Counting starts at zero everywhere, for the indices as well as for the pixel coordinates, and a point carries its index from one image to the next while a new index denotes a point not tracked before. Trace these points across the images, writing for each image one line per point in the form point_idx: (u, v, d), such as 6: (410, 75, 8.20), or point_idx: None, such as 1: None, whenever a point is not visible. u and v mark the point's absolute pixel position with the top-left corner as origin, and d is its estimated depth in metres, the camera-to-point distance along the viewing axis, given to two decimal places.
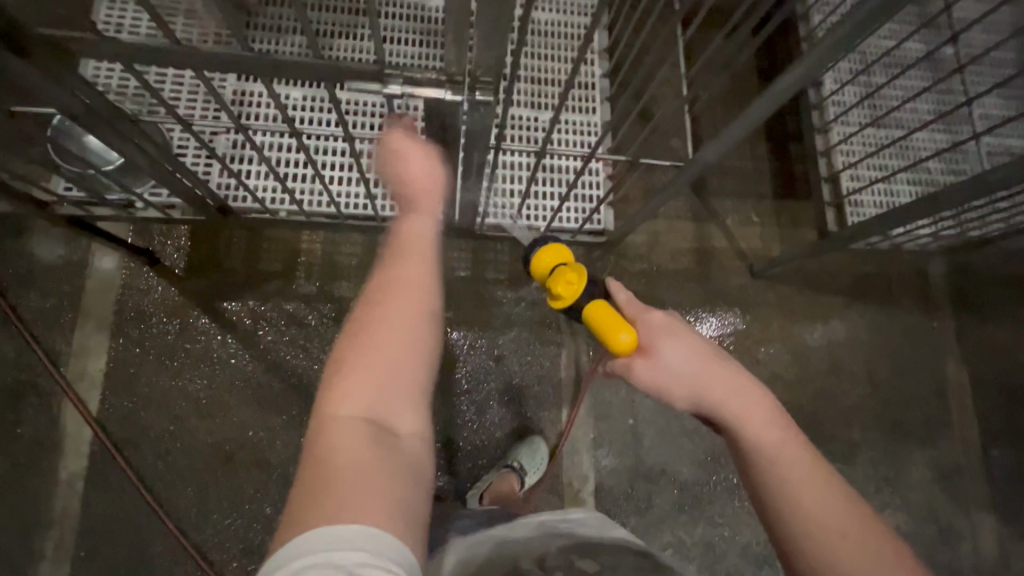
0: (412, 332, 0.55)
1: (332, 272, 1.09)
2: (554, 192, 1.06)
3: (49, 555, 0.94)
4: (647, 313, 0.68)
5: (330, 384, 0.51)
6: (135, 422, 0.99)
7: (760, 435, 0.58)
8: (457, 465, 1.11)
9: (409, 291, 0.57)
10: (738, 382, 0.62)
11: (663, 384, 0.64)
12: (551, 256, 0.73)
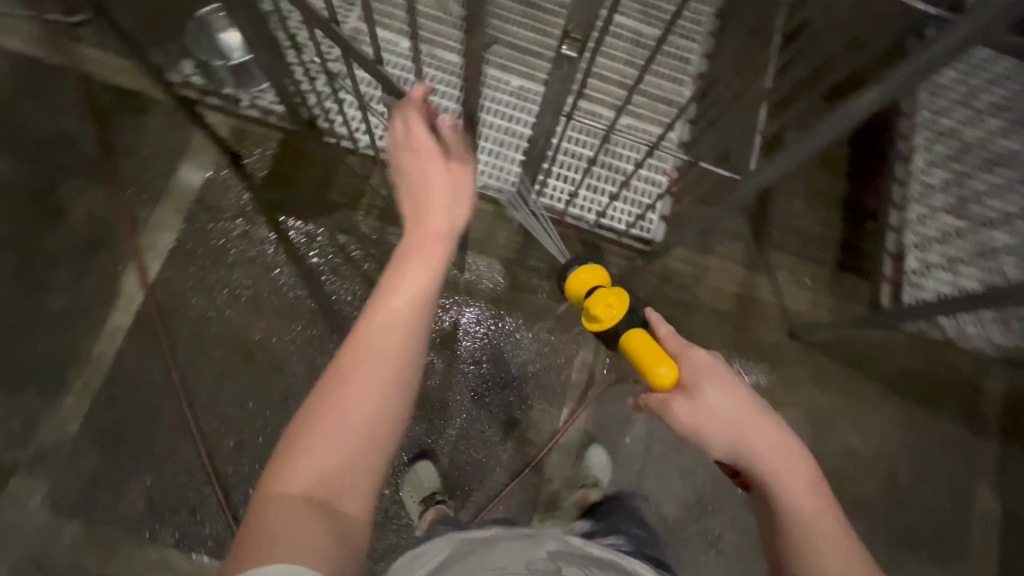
0: (385, 389, 0.52)
1: (388, 217, 1.15)
2: (605, 189, 1.05)
3: (76, 390, 1.05)
4: (691, 350, 0.64)
5: (295, 435, 0.50)
6: (182, 301, 1.09)
7: (794, 501, 0.55)
8: (448, 429, 1.13)
9: (384, 353, 0.53)
10: (779, 442, 0.58)
11: (701, 430, 0.60)
12: (593, 277, 0.78)
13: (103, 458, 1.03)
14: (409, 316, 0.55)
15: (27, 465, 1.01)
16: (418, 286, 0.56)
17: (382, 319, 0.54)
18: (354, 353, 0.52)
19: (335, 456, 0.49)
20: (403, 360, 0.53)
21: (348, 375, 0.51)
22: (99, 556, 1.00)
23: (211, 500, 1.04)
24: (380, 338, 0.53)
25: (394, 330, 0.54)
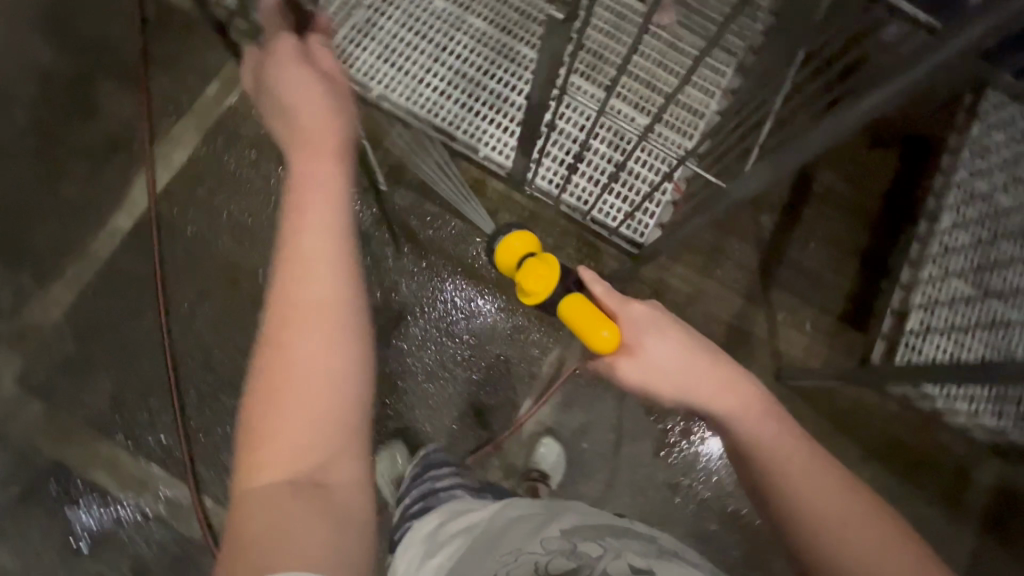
0: (337, 347, 0.54)
1: (396, 176, 1.15)
2: (597, 177, 0.98)
3: (67, 280, 1.08)
4: (628, 305, 0.67)
5: (250, 448, 0.51)
6: (181, 216, 1.12)
7: (745, 424, 0.61)
8: (408, 396, 1.12)
9: (323, 307, 0.55)
10: (721, 378, 0.63)
11: (649, 382, 0.64)
12: (520, 244, 0.72)
13: (78, 348, 1.07)
14: (330, 260, 0.57)
15: (9, 339, 1.06)
16: (333, 227, 0.59)
17: (309, 279, 0.56)
18: (292, 322, 0.54)
19: (300, 435, 0.51)
20: (334, 308, 0.56)
21: (293, 347, 0.53)
22: (56, 438, 1.04)
23: (167, 410, 1.06)
24: (316, 295, 0.55)
25: (324, 283, 0.56)
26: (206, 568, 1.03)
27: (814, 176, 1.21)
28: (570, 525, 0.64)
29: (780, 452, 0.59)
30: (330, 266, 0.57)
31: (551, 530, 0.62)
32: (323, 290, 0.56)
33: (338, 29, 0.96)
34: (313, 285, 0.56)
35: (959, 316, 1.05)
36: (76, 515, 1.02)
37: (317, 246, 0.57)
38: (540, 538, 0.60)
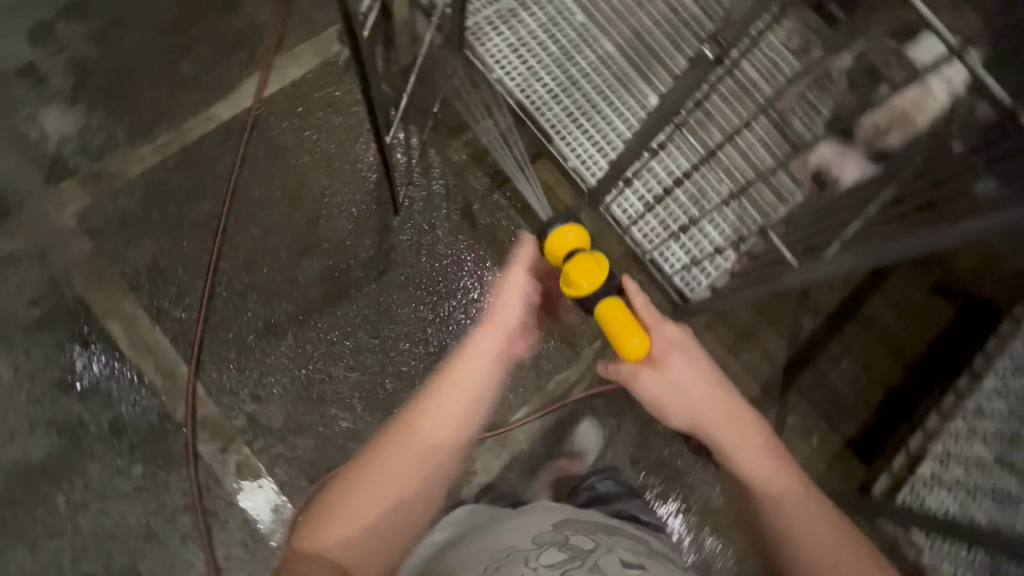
0: (423, 469, 0.66)
1: (480, 160, 1.19)
2: (668, 223, 1.00)
3: (155, 145, 1.14)
4: (663, 324, 0.71)
5: (330, 512, 0.64)
6: (276, 125, 1.17)
7: (753, 458, 0.67)
8: (414, 363, 1.13)
9: (426, 437, 0.67)
10: (734, 411, 0.68)
11: (664, 400, 0.69)
12: (572, 237, 0.71)
13: (142, 208, 1.12)
14: (453, 423, 0.68)
15: (84, 177, 1.12)
16: (469, 396, 0.69)
17: (430, 421, 0.67)
18: (401, 436, 0.67)
19: (365, 513, 0.64)
20: (443, 442, 0.67)
21: (386, 469, 0.65)
22: (90, 281, 1.09)
23: (197, 293, 1.10)
24: (425, 435, 0.66)
25: (435, 434, 0.67)
26: (174, 451, 1.04)
27: (868, 300, 1.22)
28: (563, 522, 0.69)
29: (782, 494, 0.65)
30: (463, 424, 0.68)
31: (545, 526, 0.67)
32: (432, 436, 0.66)
33: (483, 7, 1.01)
34: (440, 428, 0.67)
35: (979, 477, 1.01)
36: (80, 356, 1.06)
37: (453, 409, 0.68)
38: (534, 534, 0.64)
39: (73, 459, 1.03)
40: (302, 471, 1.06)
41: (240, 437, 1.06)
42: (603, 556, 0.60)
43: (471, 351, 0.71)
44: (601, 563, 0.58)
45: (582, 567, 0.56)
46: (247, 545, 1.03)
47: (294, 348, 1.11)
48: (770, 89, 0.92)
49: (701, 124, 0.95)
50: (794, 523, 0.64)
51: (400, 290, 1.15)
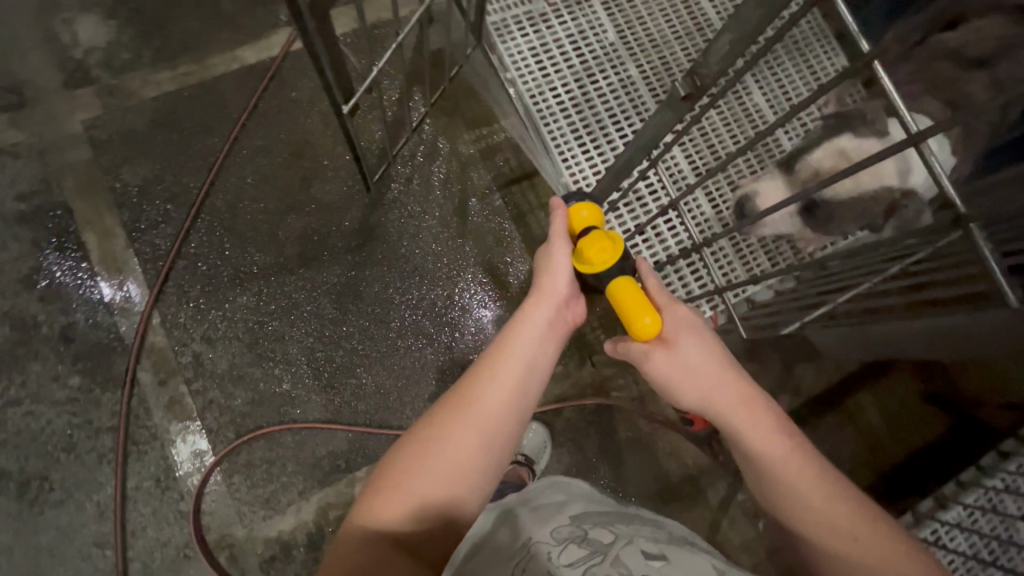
0: (476, 445, 0.56)
1: (486, 157, 1.17)
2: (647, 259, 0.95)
3: (175, 73, 1.15)
4: (674, 305, 0.64)
5: (374, 492, 0.55)
6: (295, 79, 1.17)
7: (769, 438, 0.58)
8: (369, 343, 1.11)
9: (480, 409, 0.57)
10: (745, 389, 0.61)
11: (676, 382, 0.62)
12: (586, 219, 0.70)
13: (147, 130, 1.13)
14: (512, 388, 0.59)
15: (102, 88, 1.14)
16: (524, 364, 0.60)
17: (489, 386, 0.58)
18: (450, 409, 0.57)
19: (412, 499, 0.54)
20: (498, 410, 0.58)
21: (442, 440, 0.56)
22: (81, 189, 1.10)
23: (177, 223, 1.11)
24: (482, 402, 0.57)
25: (494, 400, 0.58)
26: (116, 369, 1.06)
27: (856, 393, 1.15)
28: (581, 513, 0.60)
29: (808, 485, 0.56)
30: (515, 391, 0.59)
31: (563, 521, 0.58)
32: (490, 404, 0.58)
33: (513, 6, 0.99)
34: (489, 396, 0.58)
35: None
36: (51, 258, 1.08)
37: (511, 374, 0.59)
38: (552, 529, 0.57)
39: (19, 355, 1.05)
40: (230, 423, 1.06)
41: (181, 374, 1.07)
42: (624, 549, 0.52)
43: (522, 320, 0.63)
44: (623, 556, 0.51)
45: (604, 565, 0.50)
46: (159, 480, 1.04)
47: (255, 300, 1.10)
48: (751, 129, 1.01)
49: (694, 150, 0.98)
50: (817, 509, 0.56)
51: (374, 268, 1.13)
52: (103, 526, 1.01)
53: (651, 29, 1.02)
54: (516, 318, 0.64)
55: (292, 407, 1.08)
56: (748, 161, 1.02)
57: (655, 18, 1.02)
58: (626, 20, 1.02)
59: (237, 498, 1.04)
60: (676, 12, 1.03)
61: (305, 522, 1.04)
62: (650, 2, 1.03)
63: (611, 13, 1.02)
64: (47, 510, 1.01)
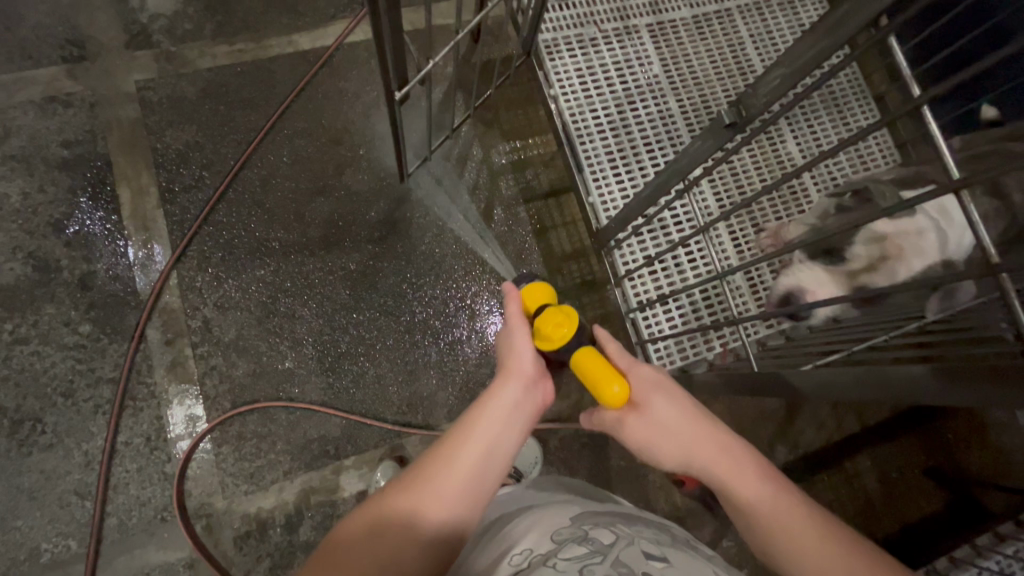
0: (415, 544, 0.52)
1: (519, 169, 1.19)
2: (662, 285, 0.96)
3: (232, 48, 1.20)
4: (636, 365, 0.65)
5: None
6: (344, 70, 1.20)
7: (750, 495, 0.58)
8: (377, 333, 1.11)
9: (422, 505, 0.53)
10: (722, 440, 0.61)
11: (652, 444, 0.63)
12: (535, 296, 0.69)
13: (196, 98, 1.17)
14: (461, 475, 0.55)
15: (160, 53, 1.18)
16: (476, 458, 0.56)
17: (436, 479, 0.54)
18: (389, 503, 0.54)
19: None
20: (443, 505, 0.54)
21: (385, 531, 0.52)
22: (123, 145, 1.14)
23: (209, 190, 1.13)
24: (425, 495, 0.54)
25: (442, 488, 0.54)
26: (127, 323, 1.07)
27: (854, 455, 1.16)
28: (580, 514, 0.59)
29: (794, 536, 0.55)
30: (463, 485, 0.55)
31: (562, 521, 0.57)
32: (435, 493, 0.54)
33: (566, 27, 1.02)
34: (432, 492, 0.54)
35: None
36: (84, 206, 1.11)
37: (464, 463, 0.55)
38: (551, 530, 0.55)
39: (35, 296, 1.06)
40: (228, 392, 1.07)
41: (188, 337, 1.08)
42: (624, 549, 0.50)
43: (485, 402, 0.59)
44: (624, 556, 0.49)
45: (605, 563, 0.47)
46: (149, 439, 1.04)
47: (273, 275, 1.11)
48: (780, 170, 1.02)
49: (721, 185, 1.00)
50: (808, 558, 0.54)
51: (392, 262, 1.14)
52: (86, 477, 1.01)
53: (694, 67, 1.05)
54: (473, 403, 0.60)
55: (290, 385, 1.08)
56: (772, 202, 1.03)
57: (701, 56, 1.05)
58: (672, 56, 1.05)
59: (222, 468, 1.04)
60: (722, 52, 1.06)
61: (286, 502, 1.03)
62: (697, 40, 1.06)
63: (658, 47, 1.05)
64: (35, 452, 1.01)
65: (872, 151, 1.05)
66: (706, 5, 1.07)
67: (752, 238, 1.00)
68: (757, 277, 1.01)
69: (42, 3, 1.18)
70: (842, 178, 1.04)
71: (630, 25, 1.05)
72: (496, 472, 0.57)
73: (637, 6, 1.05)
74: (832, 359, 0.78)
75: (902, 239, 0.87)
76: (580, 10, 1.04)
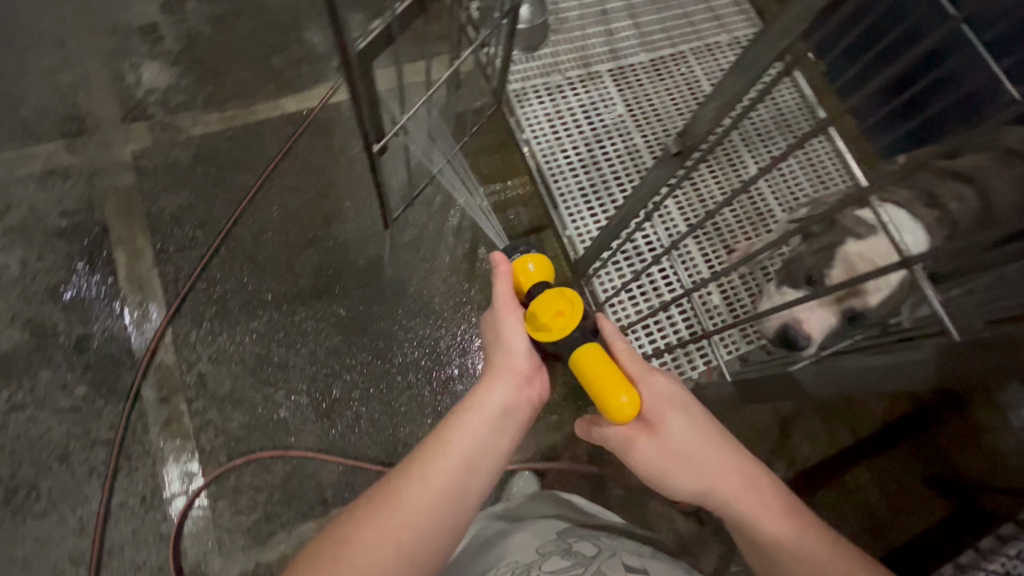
0: (405, 546, 0.55)
1: (500, 209, 1.24)
2: (641, 306, 1.00)
3: (222, 115, 1.27)
4: (649, 376, 0.62)
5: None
6: (330, 128, 1.27)
7: (772, 529, 0.57)
8: (371, 377, 1.13)
9: (409, 508, 0.56)
10: (742, 471, 0.60)
11: (665, 467, 0.60)
12: (535, 271, 0.69)
13: (189, 163, 1.23)
14: (447, 483, 0.57)
15: (154, 124, 1.25)
16: (463, 462, 0.58)
17: (423, 483, 0.57)
18: (378, 504, 0.56)
19: None
20: (432, 507, 0.56)
21: (374, 529, 0.55)
22: (119, 210, 1.19)
23: (203, 249, 1.18)
24: (413, 497, 0.56)
25: (428, 497, 0.56)
26: (123, 382, 1.09)
27: (851, 468, 1.17)
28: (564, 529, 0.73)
29: (814, 557, 0.56)
30: (451, 488, 0.57)
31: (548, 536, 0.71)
32: (423, 500, 0.56)
33: (533, 77, 1.11)
34: (419, 495, 0.56)
35: None
36: (81, 272, 1.14)
37: (451, 466, 0.58)
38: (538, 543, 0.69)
39: (32, 361, 1.08)
40: (224, 445, 1.07)
41: (184, 393, 1.09)
42: (602, 561, 0.64)
43: (472, 404, 0.61)
44: (602, 567, 0.63)
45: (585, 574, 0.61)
46: (144, 499, 1.03)
47: (265, 326, 1.14)
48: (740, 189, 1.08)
49: (688, 208, 1.06)
50: None
51: (382, 306, 1.17)
52: (81, 543, 1.00)
53: (656, 105, 1.12)
54: (459, 406, 0.62)
55: (286, 435, 1.09)
56: (739, 221, 1.08)
57: (660, 93, 1.13)
58: (634, 97, 1.12)
59: (219, 524, 1.03)
60: (678, 86, 1.14)
61: (284, 556, 1.02)
62: (656, 80, 1.14)
63: (620, 89, 1.13)
64: (29, 520, 1.00)
65: (828, 168, 1.12)
66: (663, 49, 1.16)
67: (724, 256, 1.05)
68: (731, 290, 1.04)
69: (42, 86, 1.26)
70: (802, 194, 1.10)
71: (594, 71, 1.13)
72: (484, 473, 0.59)
73: (598, 54, 1.14)
74: (803, 365, 0.84)
75: (872, 255, 0.92)
76: (546, 60, 1.12)
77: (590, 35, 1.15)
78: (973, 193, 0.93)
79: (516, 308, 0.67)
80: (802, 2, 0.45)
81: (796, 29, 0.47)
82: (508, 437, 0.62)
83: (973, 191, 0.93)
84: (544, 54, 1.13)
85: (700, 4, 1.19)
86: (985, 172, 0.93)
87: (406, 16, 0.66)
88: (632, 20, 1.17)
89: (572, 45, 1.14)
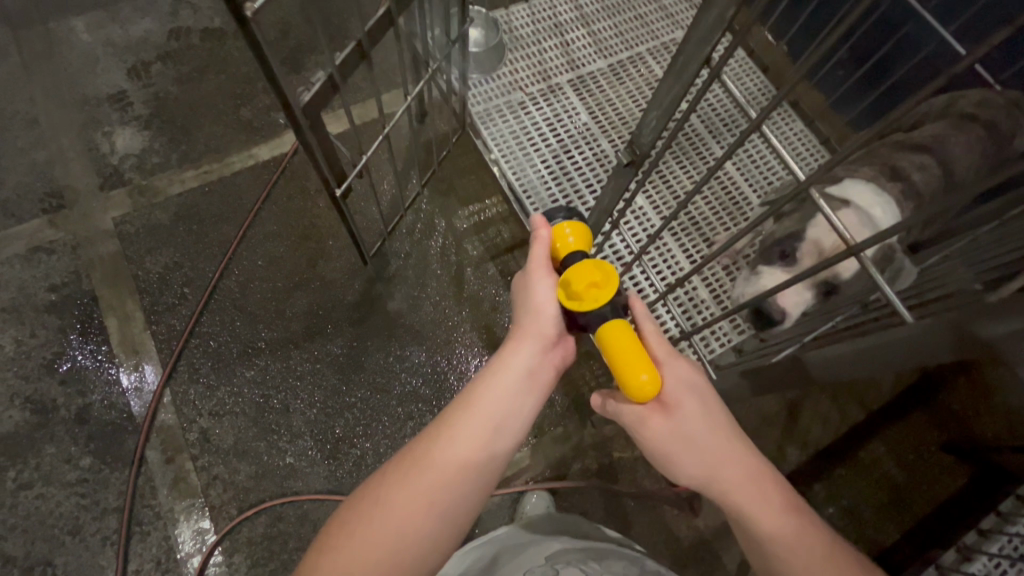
0: (437, 503, 0.54)
1: (481, 229, 1.25)
2: None
3: (197, 171, 1.29)
4: (670, 360, 0.62)
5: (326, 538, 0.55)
6: (304, 171, 1.29)
7: (773, 527, 0.56)
8: (372, 412, 1.13)
9: (442, 465, 0.55)
10: (747, 465, 0.59)
11: (670, 451, 0.60)
12: (574, 237, 0.67)
13: (170, 222, 1.25)
14: (475, 444, 0.57)
15: (133, 188, 1.27)
16: (494, 421, 0.58)
17: (455, 441, 0.56)
18: (413, 461, 0.56)
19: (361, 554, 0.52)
20: (465, 467, 0.56)
21: (408, 485, 0.55)
22: (106, 278, 1.20)
23: (192, 305, 1.19)
24: (445, 456, 0.56)
25: (456, 457, 0.56)
26: (128, 447, 1.09)
27: (865, 444, 1.16)
28: (554, 554, 0.74)
29: (813, 560, 0.54)
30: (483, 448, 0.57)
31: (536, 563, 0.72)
32: (455, 460, 0.56)
33: (494, 98, 1.12)
34: (451, 453, 0.56)
35: None
36: (75, 343, 1.15)
37: (482, 426, 0.57)
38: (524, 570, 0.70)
39: (35, 438, 1.09)
40: (233, 499, 1.07)
41: (188, 451, 1.09)
42: None
43: (502, 366, 0.61)
44: None
45: None
46: (160, 562, 1.03)
47: (261, 374, 1.14)
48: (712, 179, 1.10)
49: (664, 204, 1.07)
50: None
51: (375, 340, 1.17)
52: None
53: (619, 109, 1.14)
54: (489, 366, 0.61)
55: (294, 481, 1.09)
56: (717, 209, 1.09)
57: (622, 97, 1.15)
58: (597, 103, 1.14)
59: None
60: (639, 87, 1.16)
61: None
62: (616, 84, 1.16)
63: (582, 98, 1.14)
64: None
65: (796, 151, 1.14)
66: (620, 53, 1.18)
67: (705, 247, 1.05)
68: (715, 280, 1.05)
69: (19, 165, 1.28)
70: (774, 177, 1.11)
71: (554, 84, 1.14)
72: (512, 435, 0.58)
73: (556, 67, 1.15)
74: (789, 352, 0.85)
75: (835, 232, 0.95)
76: (505, 77, 1.13)
77: (544, 49, 1.16)
78: (935, 162, 0.96)
79: (547, 270, 0.65)
80: (716, 11, 0.47)
81: (715, 36, 0.48)
82: (536, 397, 0.61)
83: (935, 159, 0.97)
84: (502, 72, 1.14)
85: (651, 4, 1.21)
86: (945, 140, 0.97)
87: (347, 63, 0.67)
88: (585, 29, 1.19)
89: (529, 61, 1.15)
